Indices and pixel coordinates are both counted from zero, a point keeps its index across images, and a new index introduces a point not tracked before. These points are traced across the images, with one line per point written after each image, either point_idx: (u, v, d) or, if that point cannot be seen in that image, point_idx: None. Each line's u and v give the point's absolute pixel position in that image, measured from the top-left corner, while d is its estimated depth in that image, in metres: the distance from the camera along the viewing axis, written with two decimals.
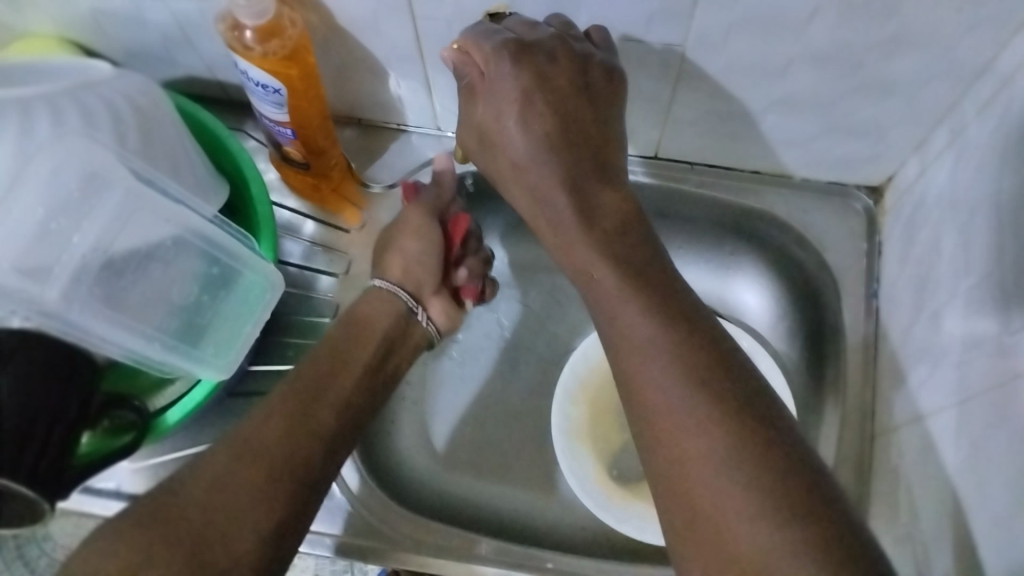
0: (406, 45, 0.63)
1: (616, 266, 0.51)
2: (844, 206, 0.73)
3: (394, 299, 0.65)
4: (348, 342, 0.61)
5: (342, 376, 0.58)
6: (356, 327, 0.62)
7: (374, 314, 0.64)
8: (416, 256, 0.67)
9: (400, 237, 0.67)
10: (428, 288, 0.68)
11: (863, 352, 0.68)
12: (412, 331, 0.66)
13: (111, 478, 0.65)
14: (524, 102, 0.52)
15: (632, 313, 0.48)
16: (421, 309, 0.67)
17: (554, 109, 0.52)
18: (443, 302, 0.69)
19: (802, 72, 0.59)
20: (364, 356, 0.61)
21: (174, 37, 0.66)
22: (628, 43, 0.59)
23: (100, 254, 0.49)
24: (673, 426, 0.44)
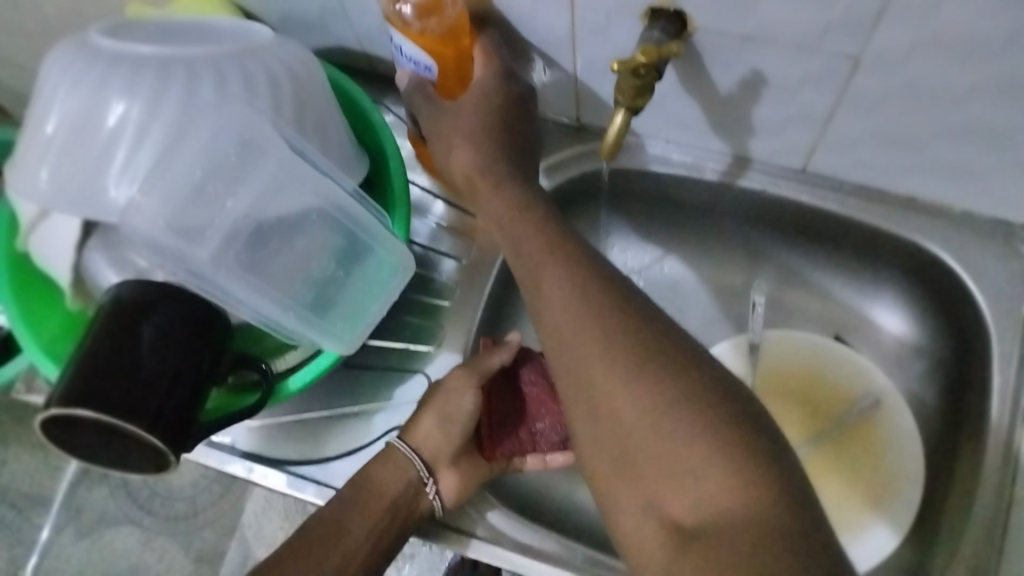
0: (560, 34, 0.61)
1: (566, 270, 0.53)
2: (1009, 246, 0.67)
3: (408, 466, 0.60)
4: (362, 502, 0.58)
5: (342, 546, 0.56)
6: (363, 494, 0.59)
7: (381, 482, 0.59)
8: (434, 423, 0.61)
9: (434, 395, 0.62)
10: (447, 458, 0.61)
11: (1010, 408, 0.62)
12: (418, 504, 0.60)
13: (228, 432, 0.67)
14: (494, 112, 0.61)
15: (578, 310, 0.50)
16: (433, 480, 0.60)
17: (496, 135, 0.60)
18: (460, 476, 0.61)
19: (987, 98, 0.54)
20: (368, 527, 0.57)
21: (332, 7, 0.66)
22: (797, 53, 0.55)
23: (250, 222, 0.50)
24: (683, 463, 0.43)
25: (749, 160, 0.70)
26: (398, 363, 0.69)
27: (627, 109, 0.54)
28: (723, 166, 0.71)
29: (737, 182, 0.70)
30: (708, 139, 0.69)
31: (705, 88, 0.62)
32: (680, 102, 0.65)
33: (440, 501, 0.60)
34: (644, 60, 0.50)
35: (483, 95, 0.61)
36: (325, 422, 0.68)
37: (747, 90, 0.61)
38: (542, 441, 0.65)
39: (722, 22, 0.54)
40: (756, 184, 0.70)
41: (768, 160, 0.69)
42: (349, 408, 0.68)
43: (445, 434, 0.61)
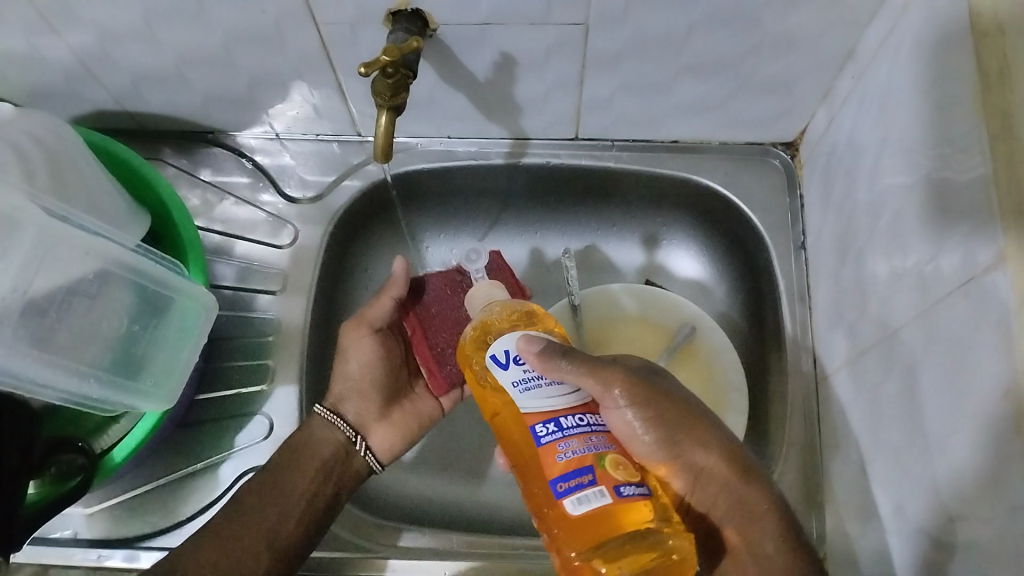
0: (315, 54, 0.62)
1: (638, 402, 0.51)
2: (764, 163, 0.75)
3: (333, 428, 0.61)
4: (291, 464, 0.59)
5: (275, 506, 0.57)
6: (293, 453, 0.60)
7: (314, 442, 0.61)
8: (354, 371, 0.63)
9: (340, 354, 0.64)
10: (372, 415, 0.63)
11: (798, 304, 0.70)
12: (352, 463, 0.62)
13: (65, 525, 0.63)
14: (637, 405, 0.50)
15: (642, 399, 0.51)
16: (362, 438, 0.62)
17: (669, 417, 0.52)
18: (389, 428, 0.64)
19: (703, 36, 0.60)
20: (304, 482, 0.58)
21: (77, 71, 0.65)
22: (534, 29, 0.59)
23: (21, 296, 0.47)
24: (760, 532, 0.51)
25: (526, 139, 0.75)
26: (234, 408, 0.68)
27: (388, 110, 0.55)
28: (505, 149, 0.75)
29: (522, 160, 0.75)
30: (485, 127, 0.73)
31: (464, 79, 0.65)
32: (447, 97, 0.68)
33: (373, 458, 0.63)
34: (387, 60, 0.51)
35: (645, 414, 0.51)
36: (170, 486, 0.65)
37: (502, 73, 0.64)
38: None
39: (458, 14, 0.57)
40: (540, 158, 0.75)
41: (543, 135, 0.74)
42: (192, 465, 0.66)
43: (363, 390, 0.63)
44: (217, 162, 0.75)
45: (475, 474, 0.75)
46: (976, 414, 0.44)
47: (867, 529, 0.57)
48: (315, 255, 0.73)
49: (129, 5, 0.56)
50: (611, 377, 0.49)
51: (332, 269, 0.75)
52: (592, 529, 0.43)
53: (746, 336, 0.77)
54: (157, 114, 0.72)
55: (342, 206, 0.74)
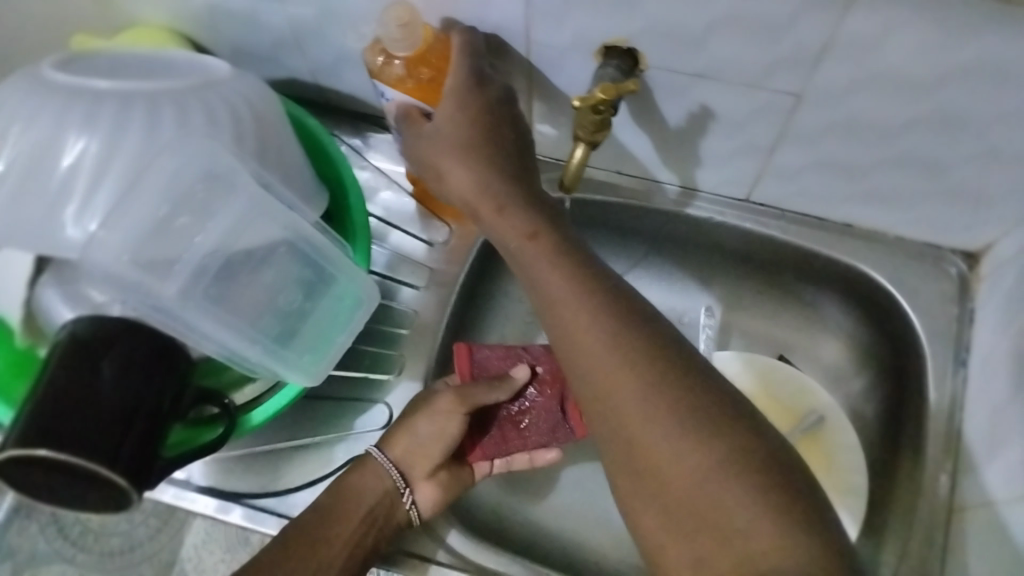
0: (518, 71, 0.63)
1: (569, 277, 0.53)
2: (938, 268, 0.71)
3: (383, 476, 0.60)
4: (339, 507, 0.58)
5: (319, 557, 0.55)
6: (339, 498, 0.58)
7: (362, 488, 0.59)
8: (426, 433, 0.61)
9: (423, 410, 0.61)
10: (425, 470, 0.61)
11: (946, 418, 0.66)
12: (395, 514, 0.60)
13: (184, 467, 0.66)
14: (566, 275, 0.53)
15: (586, 308, 0.51)
16: (410, 491, 0.60)
17: (608, 314, 0.51)
18: (436, 487, 0.61)
19: (918, 131, 0.58)
20: (347, 531, 0.57)
21: (287, 40, 0.67)
22: (742, 90, 0.58)
23: (219, 256, 0.49)
24: (679, 432, 0.45)
25: (695, 190, 0.74)
26: (357, 391, 0.70)
27: (585, 143, 0.55)
28: (671, 195, 0.74)
29: (686, 210, 0.74)
30: (655, 169, 0.72)
31: (654, 121, 0.65)
32: (632, 135, 0.67)
33: (417, 513, 0.61)
34: (603, 97, 0.52)
35: (593, 307, 0.51)
36: (284, 452, 0.67)
37: (694, 124, 0.64)
38: (530, 436, 0.68)
39: (672, 61, 0.57)
40: (703, 212, 0.73)
41: (713, 190, 0.73)
42: (309, 438, 0.68)
43: (432, 447, 0.61)
44: (387, 149, 0.77)
45: (569, 510, 0.74)
46: None
47: None
48: (465, 256, 0.74)
49: None
50: (465, 127, 0.56)
51: (477, 275, 0.76)
52: None
53: (877, 437, 0.74)
54: (345, 93, 0.74)
55: None
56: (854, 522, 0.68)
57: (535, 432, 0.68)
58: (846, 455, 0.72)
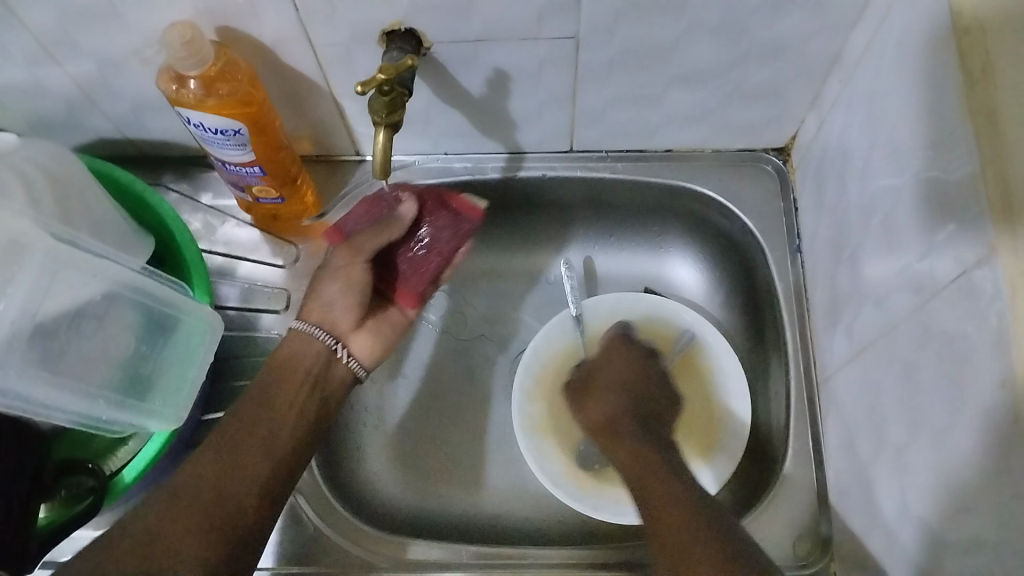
0: (313, 75, 0.64)
1: (265, 407, 0.58)
2: (756, 169, 0.76)
3: (313, 339, 0.61)
4: (274, 384, 0.59)
5: (264, 437, 0.56)
6: (277, 373, 0.60)
7: (294, 356, 0.61)
8: (337, 295, 0.62)
9: (324, 275, 0.63)
10: (348, 325, 0.63)
11: (796, 302, 0.71)
12: (334, 370, 0.62)
13: (75, 550, 0.64)
14: (267, 408, 0.58)
15: (273, 414, 0.58)
16: (343, 345, 0.63)
17: (288, 445, 0.57)
18: (369, 337, 0.65)
19: (694, 45, 0.61)
20: (284, 420, 0.58)
21: (78, 100, 0.66)
22: (525, 44, 0.60)
23: (30, 318, 0.48)
24: (666, 513, 0.55)
25: (521, 153, 0.76)
26: None
27: (385, 127, 0.56)
28: (501, 162, 0.76)
29: (518, 173, 0.76)
30: (479, 142, 0.74)
31: (458, 95, 0.67)
32: (444, 113, 0.69)
33: (356, 362, 0.64)
34: (384, 77, 0.53)
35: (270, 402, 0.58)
36: None
37: (495, 89, 0.66)
38: (440, 244, 0.66)
39: (450, 32, 0.59)
40: (536, 172, 0.76)
41: (538, 148, 0.75)
42: None
43: (344, 302, 0.62)
44: (218, 186, 0.76)
45: (480, 487, 0.75)
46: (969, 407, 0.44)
47: (871, 527, 0.57)
48: (317, 270, 0.74)
49: (130, 33, 0.58)
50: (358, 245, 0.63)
51: None
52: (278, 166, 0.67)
53: (747, 340, 0.77)
54: (158, 141, 0.73)
55: None
56: (744, 432, 0.72)
57: (445, 245, 0.66)
58: (726, 361, 0.75)
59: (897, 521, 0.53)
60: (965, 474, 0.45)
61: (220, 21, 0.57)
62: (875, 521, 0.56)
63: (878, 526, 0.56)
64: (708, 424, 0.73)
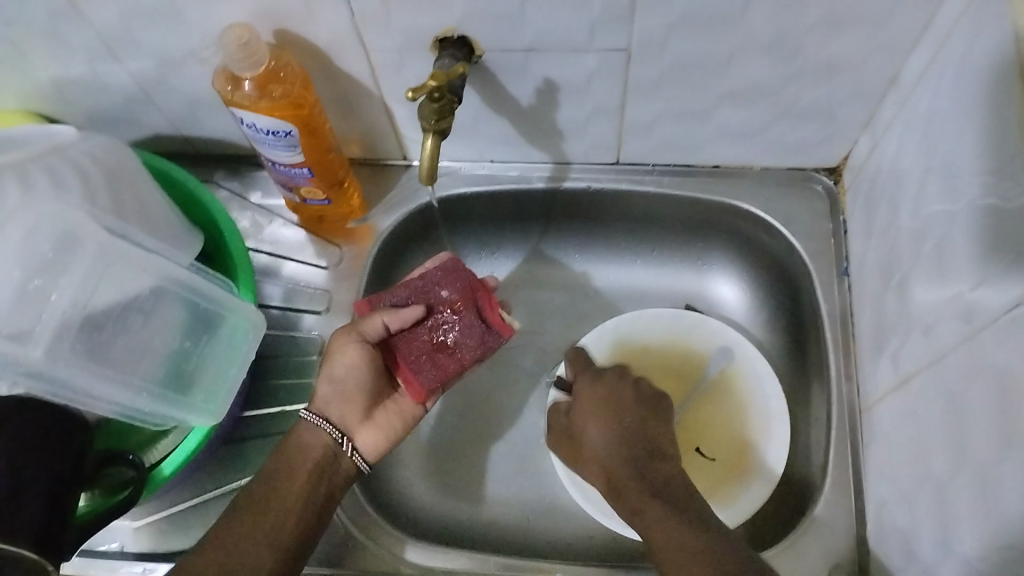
0: (365, 80, 0.64)
1: (274, 485, 0.58)
2: (806, 189, 0.75)
3: (319, 431, 0.60)
4: (288, 461, 0.59)
5: (274, 506, 0.56)
6: (290, 456, 0.59)
7: (302, 445, 0.59)
8: (342, 373, 0.61)
9: (329, 355, 0.62)
10: (356, 415, 0.62)
11: (841, 326, 0.69)
12: (340, 463, 0.60)
13: (113, 538, 0.65)
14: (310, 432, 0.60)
15: (282, 488, 0.57)
16: (348, 439, 0.61)
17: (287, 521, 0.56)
18: (376, 430, 0.62)
19: (747, 61, 0.61)
20: (300, 483, 0.58)
21: (137, 97, 0.68)
22: (576, 55, 0.60)
23: (79, 309, 0.49)
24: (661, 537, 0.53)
25: (567, 163, 0.76)
26: (277, 425, 0.70)
27: (433, 133, 0.56)
28: (546, 173, 0.76)
29: (562, 184, 0.76)
30: (525, 151, 0.74)
31: (506, 103, 0.67)
32: (492, 122, 0.69)
33: (361, 458, 0.61)
34: (435, 84, 0.53)
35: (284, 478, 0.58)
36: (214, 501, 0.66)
37: (543, 98, 0.66)
38: (464, 353, 0.60)
39: (501, 41, 0.59)
40: (580, 183, 0.76)
41: (584, 160, 0.75)
42: (236, 482, 0.67)
43: (350, 390, 0.61)
44: (267, 185, 0.77)
45: (512, 499, 0.75)
46: (1022, 446, 0.42)
47: (910, 563, 0.55)
48: (359, 274, 0.74)
49: (189, 32, 0.59)
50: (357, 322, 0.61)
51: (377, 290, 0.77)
52: (324, 170, 0.68)
53: (789, 363, 0.76)
54: (211, 139, 0.74)
55: (389, 228, 0.76)
56: (780, 458, 0.70)
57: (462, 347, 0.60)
58: (764, 395, 0.73)
59: (938, 558, 0.51)
60: (1012, 515, 0.43)
61: (276, 24, 0.58)
62: (915, 557, 0.55)
63: (918, 562, 0.54)
64: (738, 452, 0.72)
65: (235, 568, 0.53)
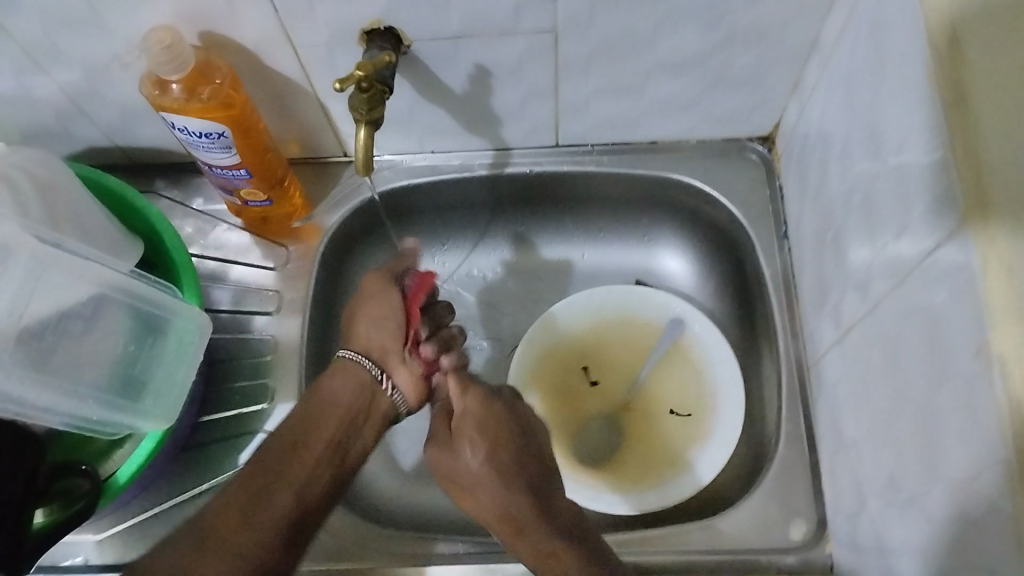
0: (297, 77, 0.64)
1: (307, 427, 0.59)
2: (741, 158, 0.76)
3: (356, 367, 0.63)
4: (322, 398, 0.61)
5: (302, 453, 0.57)
6: (315, 399, 0.61)
7: (335, 383, 0.62)
8: (373, 315, 0.65)
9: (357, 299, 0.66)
10: (395, 353, 0.64)
11: (784, 288, 0.71)
12: (380, 400, 0.63)
13: (77, 552, 0.64)
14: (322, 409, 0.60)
15: (313, 434, 0.59)
16: (387, 376, 0.63)
17: (325, 462, 0.58)
18: (413, 373, 0.65)
19: (671, 35, 0.62)
20: (331, 429, 0.59)
21: (68, 109, 0.67)
22: (504, 38, 0.61)
23: (15, 320, 0.49)
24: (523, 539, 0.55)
25: (508, 148, 0.77)
26: (237, 427, 0.70)
27: (366, 124, 0.57)
28: (488, 160, 0.77)
29: (505, 170, 0.77)
30: (465, 139, 0.74)
31: (441, 92, 0.67)
32: (429, 111, 0.70)
33: (400, 397, 0.64)
34: (363, 75, 0.54)
35: (325, 420, 0.60)
36: (179, 507, 0.66)
37: (477, 84, 0.66)
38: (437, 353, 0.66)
39: (428, 30, 0.59)
40: (522, 167, 0.76)
41: (524, 143, 0.76)
42: (200, 486, 0.67)
43: (385, 329, 0.64)
44: (209, 191, 0.77)
45: None
46: (948, 379, 0.44)
47: (861, 507, 0.57)
48: (308, 273, 0.75)
49: (113, 38, 0.58)
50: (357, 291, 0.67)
51: (327, 287, 0.77)
52: (262, 172, 0.68)
53: (739, 329, 0.78)
54: (149, 148, 0.74)
55: (335, 225, 0.76)
56: (737, 423, 0.71)
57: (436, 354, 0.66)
58: (714, 351, 0.76)
59: (885, 502, 0.53)
60: (943, 450, 0.45)
61: (201, 25, 0.58)
62: (865, 502, 0.56)
63: (868, 507, 0.56)
64: (698, 417, 0.74)
65: (260, 520, 0.53)
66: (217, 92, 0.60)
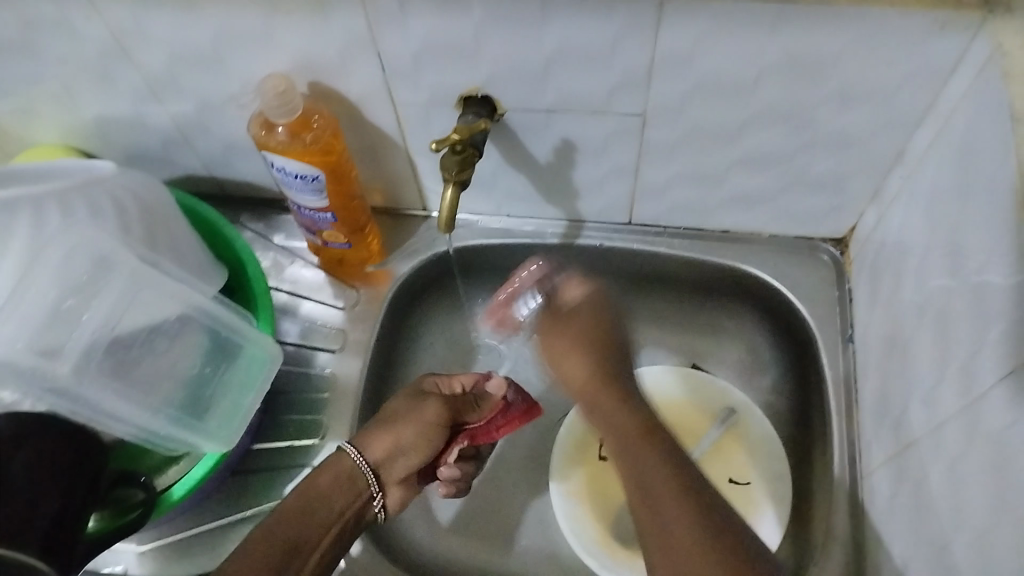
0: (394, 134, 0.68)
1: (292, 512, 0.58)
2: (813, 257, 0.77)
3: (359, 480, 0.63)
4: (329, 481, 0.62)
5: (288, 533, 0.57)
6: (315, 482, 0.61)
7: (339, 483, 0.62)
8: (409, 437, 0.65)
9: (389, 420, 0.65)
10: (396, 474, 0.65)
11: (844, 392, 0.70)
12: (365, 516, 0.63)
13: (117, 561, 0.66)
14: (336, 481, 0.62)
15: (282, 527, 0.57)
16: (381, 495, 0.64)
17: (296, 547, 0.56)
18: (404, 490, 0.66)
19: (755, 133, 0.64)
20: (327, 513, 0.59)
21: (175, 138, 0.72)
22: (598, 116, 0.63)
23: (108, 329, 0.52)
24: (665, 509, 0.51)
25: (581, 222, 0.79)
26: (287, 460, 0.71)
27: (453, 184, 0.60)
28: (561, 230, 0.79)
29: (577, 241, 0.78)
30: (543, 208, 0.77)
31: (526, 160, 0.70)
32: (511, 177, 0.72)
33: (383, 513, 0.65)
34: (458, 138, 0.57)
35: (292, 516, 0.58)
36: (218, 531, 0.68)
37: (562, 157, 0.69)
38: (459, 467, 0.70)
39: (524, 102, 0.62)
40: (593, 241, 0.78)
41: (597, 219, 0.78)
42: (243, 513, 0.68)
43: (406, 458, 0.65)
44: (291, 228, 0.80)
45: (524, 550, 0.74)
46: (1010, 508, 0.43)
47: None
48: (374, 317, 0.77)
49: (231, 79, 0.63)
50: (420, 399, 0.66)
51: (389, 335, 0.79)
52: (346, 220, 0.71)
53: (793, 427, 0.77)
54: (242, 182, 0.78)
55: (406, 274, 0.79)
56: (782, 521, 0.70)
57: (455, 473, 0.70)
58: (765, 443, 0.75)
59: None
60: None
61: (313, 75, 0.61)
62: None
63: None
64: (747, 506, 0.72)
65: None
66: (314, 139, 0.63)
